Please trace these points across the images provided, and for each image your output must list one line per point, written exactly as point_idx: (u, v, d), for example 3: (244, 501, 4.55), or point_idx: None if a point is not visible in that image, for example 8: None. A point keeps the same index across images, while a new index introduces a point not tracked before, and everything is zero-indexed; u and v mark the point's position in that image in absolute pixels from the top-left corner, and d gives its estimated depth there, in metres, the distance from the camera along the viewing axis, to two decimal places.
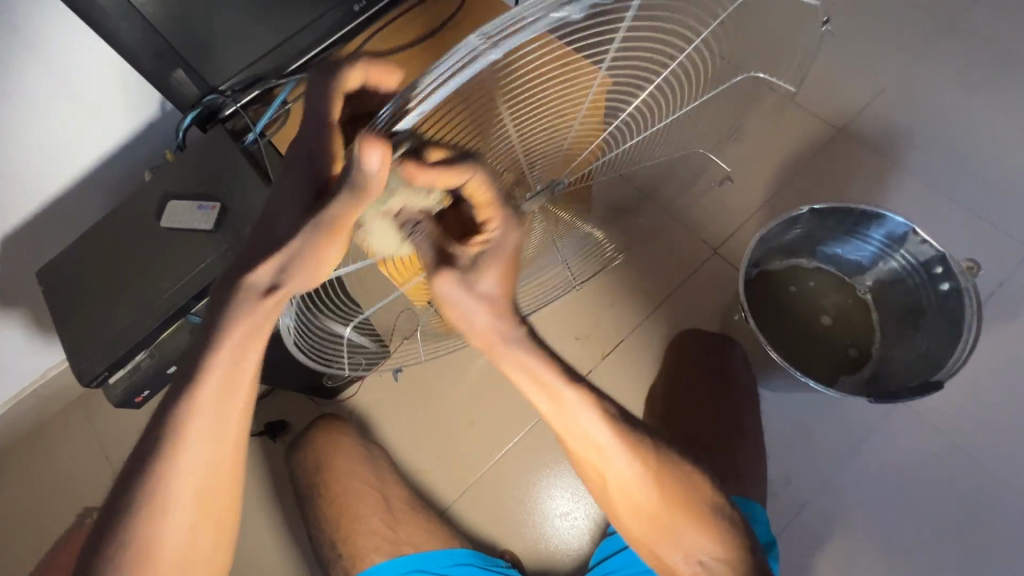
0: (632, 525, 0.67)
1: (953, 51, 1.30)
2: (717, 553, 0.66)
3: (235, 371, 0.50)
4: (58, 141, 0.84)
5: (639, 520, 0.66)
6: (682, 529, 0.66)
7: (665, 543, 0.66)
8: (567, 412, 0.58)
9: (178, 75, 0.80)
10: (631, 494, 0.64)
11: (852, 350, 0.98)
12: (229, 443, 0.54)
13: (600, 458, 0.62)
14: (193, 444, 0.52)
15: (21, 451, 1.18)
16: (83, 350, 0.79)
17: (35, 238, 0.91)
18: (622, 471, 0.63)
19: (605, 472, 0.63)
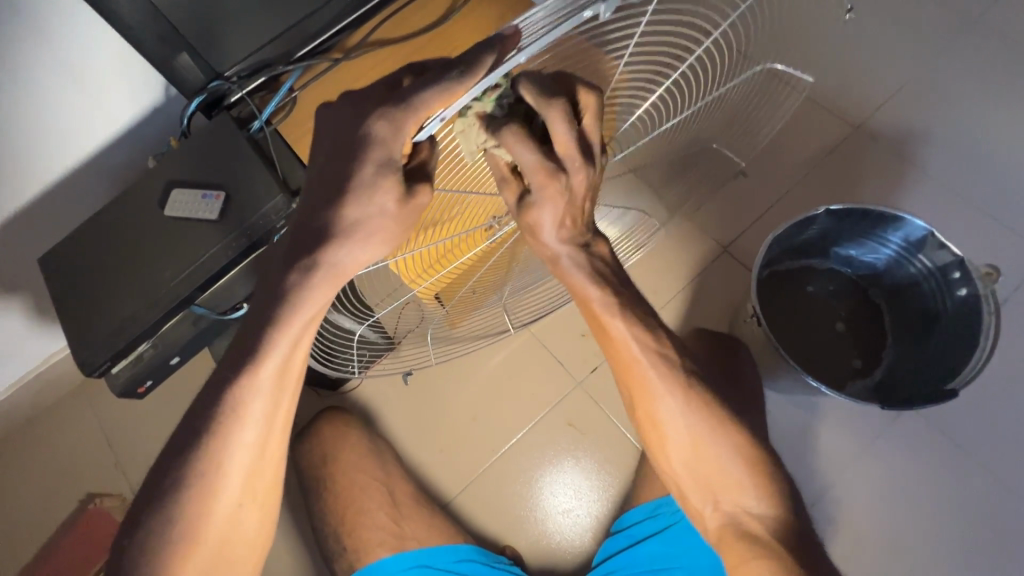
0: (679, 474, 0.72)
1: (974, 51, 1.26)
2: (746, 504, 0.69)
3: (274, 354, 0.56)
4: (60, 126, 0.82)
5: (691, 467, 0.71)
6: (710, 465, 0.69)
7: (697, 481, 0.71)
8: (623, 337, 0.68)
9: (183, 58, 0.78)
10: (663, 425, 0.70)
11: (857, 361, 0.97)
12: (282, 417, 0.61)
13: (646, 391, 0.70)
14: (239, 420, 0.57)
15: (20, 437, 1.17)
16: (85, 339, 0.78)
17: (35, 224, 0.89)
18: (663, 401, 0.69)
19: (653, 407, 0.70)
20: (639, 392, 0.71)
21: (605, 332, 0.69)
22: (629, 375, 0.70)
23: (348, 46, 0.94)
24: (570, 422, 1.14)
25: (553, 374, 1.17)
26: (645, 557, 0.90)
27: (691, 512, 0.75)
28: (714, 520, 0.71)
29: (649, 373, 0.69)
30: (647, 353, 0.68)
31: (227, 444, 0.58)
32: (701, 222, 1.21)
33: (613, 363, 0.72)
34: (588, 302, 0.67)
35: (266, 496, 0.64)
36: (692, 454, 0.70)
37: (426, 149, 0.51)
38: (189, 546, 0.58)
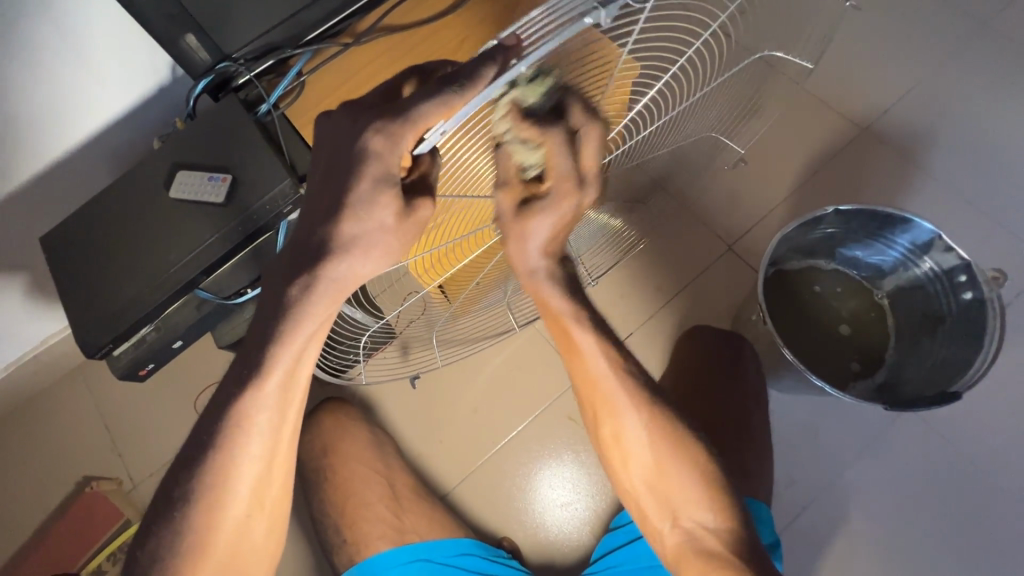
0: (640, 492, 0.72)
1: (986, 52, 1.26)
2: (703, 520, 0.69)
3: (279, 343, 0.55)
4: (64, 104, 0.81)
5: (652, 483, 0.71)
6: (673, 482, 0.69)
7: (658, 500, 0.71)
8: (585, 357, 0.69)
9: (189, 39, 0.77)
10: (626, 444, 0.71)
11: (855, 363, 0.97)
12: (294, 404, 0.59)
13: (610, 407, 0.70)
14: (250, 408, 0.57)
15: (18, 418, 1.17)
16: (87, 320, 0.77)
17: (37, 202, 0.88)
18: (630, 421, 0.70)
19: (614, 423, 0.71)
20: (605, 414, 0.71)
21: (572, 353, 0.70)
22: (592, 391, 0.71)
23: (358, 31, 0.92)
24: (570, 417, 1.14)
25: (555, 368, 1.17)
26: (644, 553, 0.90)
27: (648, 533, 0.74)
28: (673, 539, 0.71)
29: (619, 393, 0.70)
30: (614, 374, 0.69)
31: (232, 431, 0.57)
32: (707, 219, 1.21)
33: (578, 384, 0.73)
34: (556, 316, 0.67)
35: (282, 483, 0.63)
36: (654, 472, 0.70)
37: (427, 160, 0.50)
38: (193, 533, 0.58)
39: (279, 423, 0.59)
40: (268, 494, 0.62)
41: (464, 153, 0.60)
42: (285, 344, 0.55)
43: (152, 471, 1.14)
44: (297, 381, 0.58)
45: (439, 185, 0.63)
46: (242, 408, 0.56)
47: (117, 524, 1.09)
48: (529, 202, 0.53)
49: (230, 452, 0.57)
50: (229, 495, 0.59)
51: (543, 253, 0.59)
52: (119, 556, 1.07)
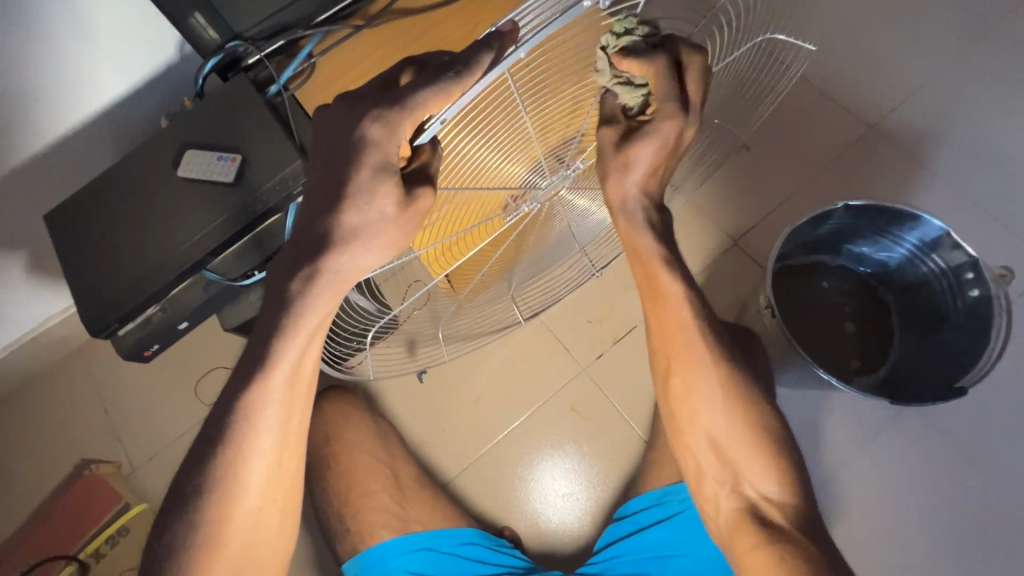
0: (701, 456, 0.71)
1: (995, 53, 1.26)
2: (765, 489, 0.69)
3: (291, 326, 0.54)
4: (73, 78, 0.79)
5: (715, 450, 0.70)
6: (737, 447, 0.68)
7: (720, 463, 0.70)
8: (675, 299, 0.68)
9: (196, 18, 0.75)
10: (696, 405, 0.70)
11: (855, 361, 0.98)
12: (305, 386, 0.59)
13: (686, 358, 0.69)
14: (261, 390, 0.56)
15: (18, 398, 1.16)
16: (93, 299, 0.77)
17: (42, 178, 0.87)
18: (703, 378, 0.69)
19: (685, 376, 0.70)
20: (678, 367, 0.70)
21: (654, 299, 0.69)
22: (669, 339, 0.70)
23: (370, 13, 0.91)
24: (574, 408, 1.14)
25: (559, 359, 1.17)
26: (648, 543, 0.90)
27: (702, 499, 0.74)
28: (728, 506, 0.71)
29: (694, 346, 0.69)
30: (696, 323, 0.68)
31: (242, 413, 0.56)
32: (713, 212, 1.21)
33: (652, 333, 0.72)
34: (643, 256, 0.67)
35: (293, 465, 0.63)
36: (723, 436, 0.69)
37: (427, 151, 0.50)
38: (200, 515, 0.57)
39: (288, 406, 0.58)
40: (279, 479, 0.61)
41: (468, 146, 0.66)
42: (299, 326, 0.54)
43: (152, 454, 1.14)
44: (309, 364, 0.57)
45: (439, 177, 0.68)
46: (254, 390, 0.55)
47: (116, 508, 1.08)
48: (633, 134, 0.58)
49: (241, 435, 0.57)
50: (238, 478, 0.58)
51: (645, 190, 0.62)
52: (118, 539, 1.07)
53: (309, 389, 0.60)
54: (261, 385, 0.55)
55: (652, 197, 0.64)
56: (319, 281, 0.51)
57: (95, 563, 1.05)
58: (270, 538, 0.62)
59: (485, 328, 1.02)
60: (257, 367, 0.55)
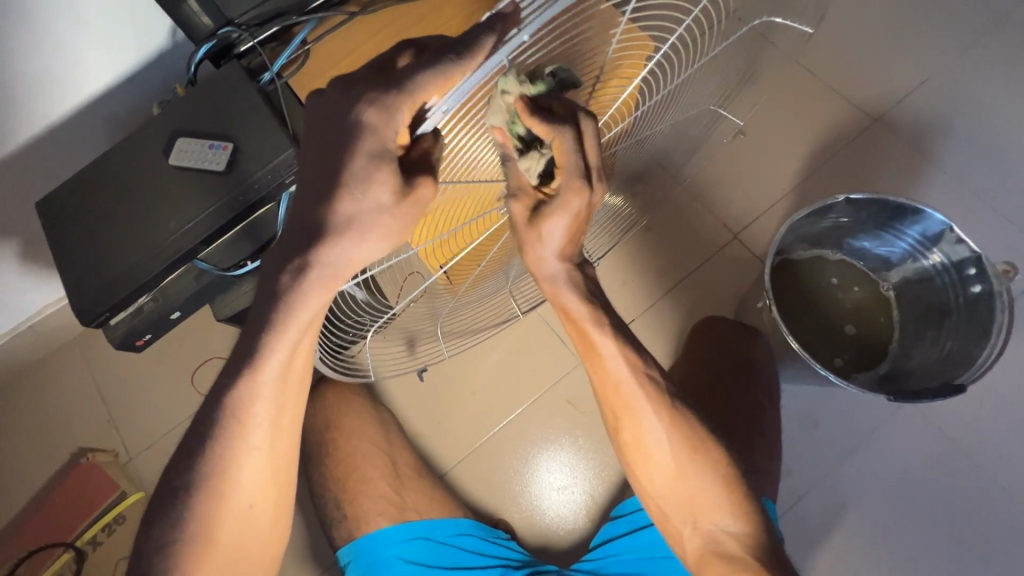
0: (663, 494, 0.72)
1: (1004, 43, 1.23)
2: (722, 524, 0.69)
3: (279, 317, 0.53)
4: (63, 65, 0.78)
5: (675, 487, 0.71)
6: (708, 474, 0.69)
7: (682, 493, 0.70)
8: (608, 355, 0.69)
9: (190, 4, 0.74)
10: (652, 445, 0.71)
11: (838, 359, 0.96)
12: (299, 377, 0.58)
13: (630, 411, 0.71)
14: (248, 382, 0.55)
15: (15, 387, 1.16)
16: (84, 288, 0.76)
17: (34, 165, 0.86)
18: (651, 420, 0.70)
19: (635, 426, 0.71)
20: (623, 411, 0.71)
21: (590, 355, 0.71)
22: (614, 394, 0.71)
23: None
24: (570, 402, 1.14)
25: (556, 352, 1.16)
26: (645, 544, 0.90)
27: (668, 535, 0.74)
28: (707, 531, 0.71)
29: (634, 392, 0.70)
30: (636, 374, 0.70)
31: (229, 407, 0.56)
32: (715, 204, 1.19)
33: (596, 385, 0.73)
34: (574, 317, 0.68)
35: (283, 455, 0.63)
36: (679, 475, 0.70)
37: (430, 139, 0.47)
38: (191, 505, 0.57)
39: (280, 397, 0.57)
40: (271, 465, 0.61)
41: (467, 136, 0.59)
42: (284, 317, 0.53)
43: (149, 443, 1.14)
44: (297, 353, 0.55)
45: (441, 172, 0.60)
46: (245, 374, 0.55)
47: (114, 494, 1.09)
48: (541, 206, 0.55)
49: (231, 424, 0.56)
50: (231, 462, 0.58)
51: (562, 254, 0.61)
52: (115, 527, 1.07)
53: (296, 382, 0.58)
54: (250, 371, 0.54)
55: (567, 257, 0.62)
56: (309, 271, 0.50)
57: (93, 549, 1.06)
58: (255, 528, 0.62)
59: (483, 321, 1.01)
60: (248, 353, 0.54)
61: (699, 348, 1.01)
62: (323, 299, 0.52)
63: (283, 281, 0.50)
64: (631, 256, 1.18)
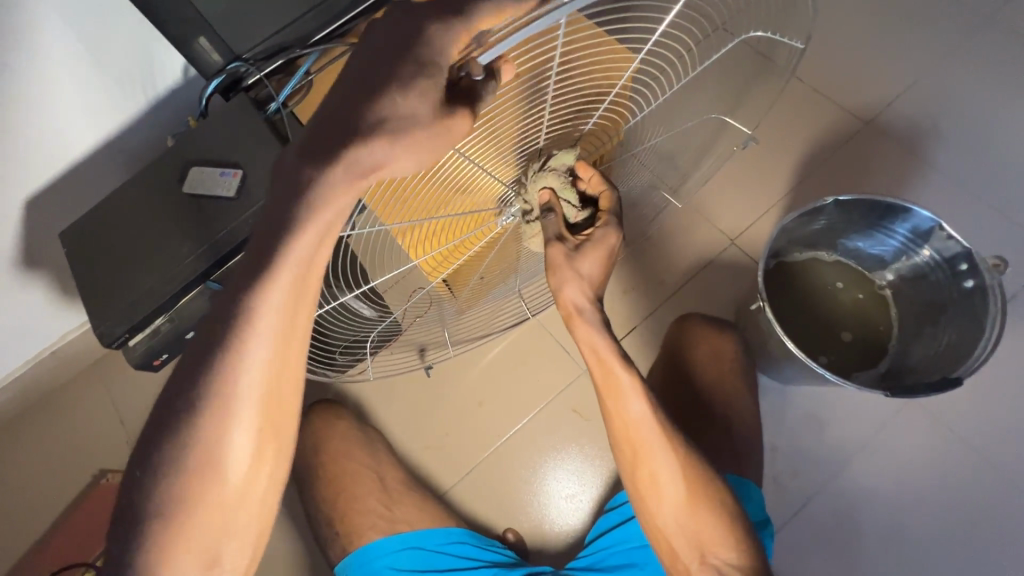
0: (670, 528, 0.73)
1: (994, 44, 1.25)
2: (727, 556, 0.72)
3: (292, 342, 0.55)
4: (83, 105, 0.84)
5: (683, 519, 0.73)
6: (701, 519, 0.72)
7: (685, 538, 0.73)
8: (626, 396, 0.72)
9: (201, 42, 0.82)
10: (660, 480, 0.72)
11: (824, 358, 0.98)
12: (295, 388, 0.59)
13: (645, 448, 0.72)
14: None
15: (37, 412, 1.20)
16: (104, 311, 0.80)
17: (56, 199, 0.91)
18: (663, 459, 0.72)
19: (649, 463, 0.72)
20: (639, 450, 0.73)
21: (612, 389, 0.72)
22: (632, 432, 0.72)
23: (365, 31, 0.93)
24: (574, 409, 1.16)
25: (559, 361, 1.18)
26: (635, 532, 0.91)
27: (672, 566, 0.75)
28: None
29: (653, 430, 0.72)
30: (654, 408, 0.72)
31: None
32: (712, 212, 1.21)
33: (611, 421, 0.74)
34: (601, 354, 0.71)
35: None
36: (685, 510, 0.72)
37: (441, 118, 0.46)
38: None
39: (269, 425, 0.56)
40: None
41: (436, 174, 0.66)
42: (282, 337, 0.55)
43: None
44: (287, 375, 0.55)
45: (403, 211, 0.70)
46: None
47: None
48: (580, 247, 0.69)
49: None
50: None
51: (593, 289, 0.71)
52: None
53: (278, 414, 0.57)
54: (244, 401, 0.53)
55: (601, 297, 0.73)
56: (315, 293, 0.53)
57: None
58: None
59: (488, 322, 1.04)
60: None
61: (680, 350, 1.03)
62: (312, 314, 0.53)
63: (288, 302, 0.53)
64: (630, 263, 1.20)
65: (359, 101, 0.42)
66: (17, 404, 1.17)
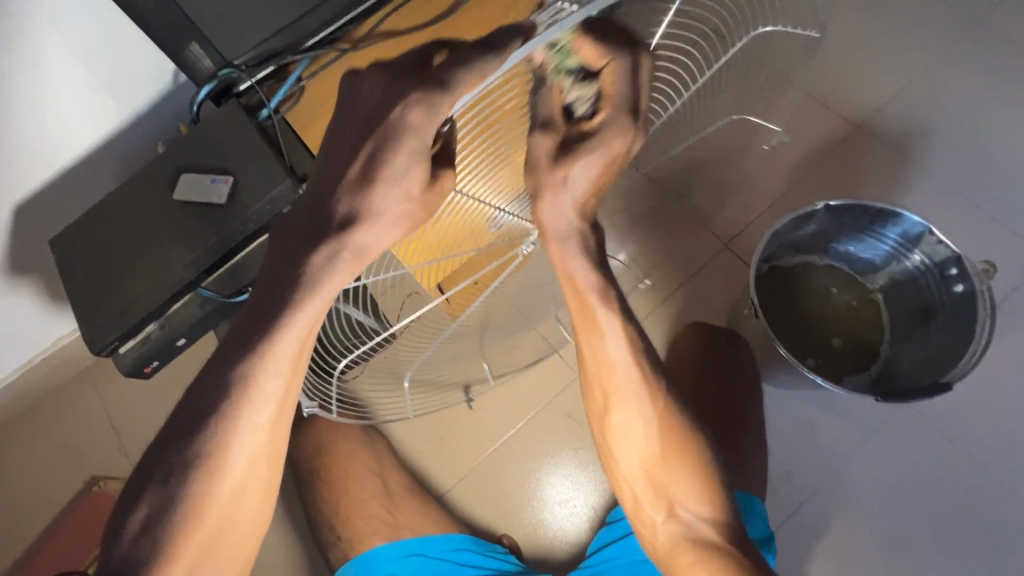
0: (639, 482, 0.71)
1: (981, 47, 1.26)
2: (698, 514, 0.70)
3: None
4: (73, 112, 0.84)
5: (653, 475, 0.70)
6: (669, 476, 0.69)
7: (654, 494, 0.70)
8: (609, 339, 0.63)
9: (193, 48, 0.79)
10: (632, 432, 0.68)
11: (810, 360, 0.98)
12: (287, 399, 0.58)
13: (620, 397, 0.67)
14: None
15: (29, 419, 1.19)
16: (94, 318, 0.80)
17: (46, 205, 0.91)
18: (639, 414, 0.67)
19: (623, 413, 0.67)
20: (613, 402, 0.67)
21: (590, 331, 0.64)
22: (608, 379, 0.66)
23: (356, 37, 0.94)
24: (569, 414, 1.15)
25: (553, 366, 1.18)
26: (638, 545, 0.91)
27: (640, 527, 0.74)
28: (666, 532, 0.72)
29: (631, 381, 0.66)
30: (636, 360, 0.65)
31: None
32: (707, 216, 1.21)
33: (586, 365, 0.68)
34: (582, 289, 0.60)
35: None
36: (660, 468, 0.69)
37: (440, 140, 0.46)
38: None
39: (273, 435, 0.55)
40: None
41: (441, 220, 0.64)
42: None
43: None
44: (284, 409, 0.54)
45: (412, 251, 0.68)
46: None
47: None
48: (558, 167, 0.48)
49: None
50: None
51: (579, 212, 0.53)
52: None
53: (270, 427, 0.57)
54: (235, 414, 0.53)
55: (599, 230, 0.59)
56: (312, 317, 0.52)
57: None
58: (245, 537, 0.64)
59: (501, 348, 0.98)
60: None
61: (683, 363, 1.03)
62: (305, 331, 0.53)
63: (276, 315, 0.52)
64: None
65: (359, 141, 0.44)
66: (7, 410, 1.17)
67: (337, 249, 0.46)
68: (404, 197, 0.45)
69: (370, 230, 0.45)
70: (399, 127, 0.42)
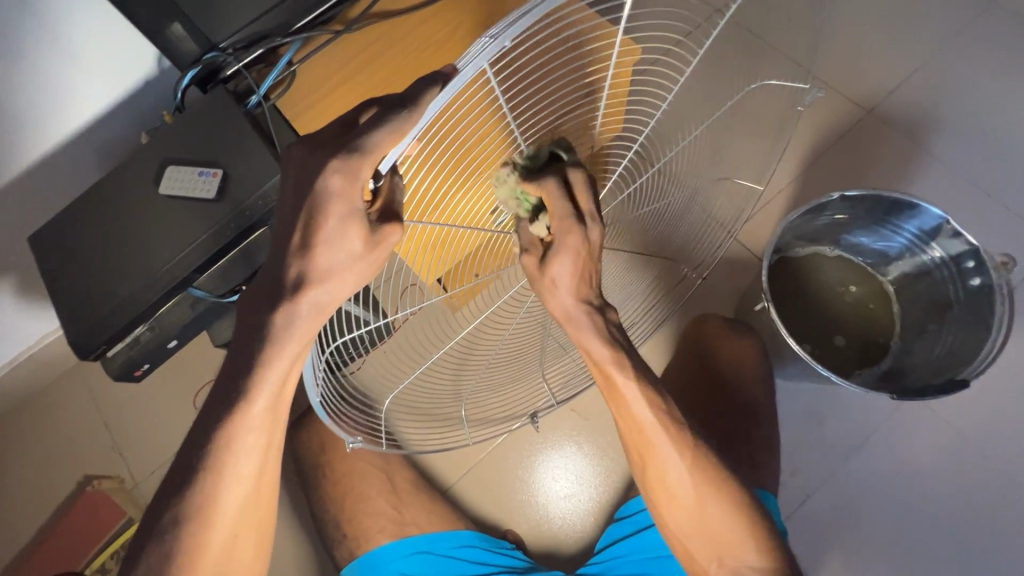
0: (686, 529, 0.70)
1: (994, 28, 1.23)
2: (747, 559, 0.69)
3: (286, 375, 0.51)
4: (48, 99, 0.78)
5: (698, 521, 0.69)
6: (716, 523, 0.68)
7: (701, 541, 0.69)
8: (635, 398, 0.63)
9: (175, 27, 0.74)
10: (671, 487, 0.68)
11: (809, 348, 0.96)
12: (285, 411, 0.55)
13: (658, 449, 0.66)
14: (229, 425, 0.52)
15: (17, 418, 1.15)
16: (81, 319, 0.76)
17: (23, 196, 0.86)
18: (671, 463, 0.67)
19: (660, 463, 0.67)
20: (648, 453, 0.67)
21: (613, 393, 0.64)
22: (637, 433, 0.66)
23: (349, 18, 0.89)
24: (573, 408, 1.13)
25: None
26: (647, 543, 0.90)
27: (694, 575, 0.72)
28: None
29: (657, 435, 0.66)
30: (659, 416, 0.65)
31: (234, 468, 0.55)
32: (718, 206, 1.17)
33: (617, 422, 0.68)
34: (594, 360, 0.61)
35: (266, 494, 0.60)
36: (699, 514, 0.68)
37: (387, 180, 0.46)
38: (187, 545, 0.55)
39: (265, 448, 0.55)
40: (260, 497, 0.59)
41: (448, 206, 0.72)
42: (266, 367, 0.50)
43: (154, 467, 1.14)
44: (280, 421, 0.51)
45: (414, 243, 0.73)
46: (236, 413, 0.52)
47: (119, 522, 1.08)
48: (546, 252, 0.54)
49: (222, 463, 0.54)
50: (222, 508, 0.56)
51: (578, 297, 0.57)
52: (122, 554, 1.07)
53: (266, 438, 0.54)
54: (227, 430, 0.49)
55: None
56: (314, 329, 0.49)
57: None
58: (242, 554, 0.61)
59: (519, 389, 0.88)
60: (243, 394, 0.51)
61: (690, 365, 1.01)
62: (301, 343, 0.49)
63: (273, 327, 0.48)
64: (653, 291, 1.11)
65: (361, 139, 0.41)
66: None
67: (294, 309, 0.47)
68: (349, 257, 0.46)
69: (343, 251, 0.46)
70: (347, 161, 0.42)
